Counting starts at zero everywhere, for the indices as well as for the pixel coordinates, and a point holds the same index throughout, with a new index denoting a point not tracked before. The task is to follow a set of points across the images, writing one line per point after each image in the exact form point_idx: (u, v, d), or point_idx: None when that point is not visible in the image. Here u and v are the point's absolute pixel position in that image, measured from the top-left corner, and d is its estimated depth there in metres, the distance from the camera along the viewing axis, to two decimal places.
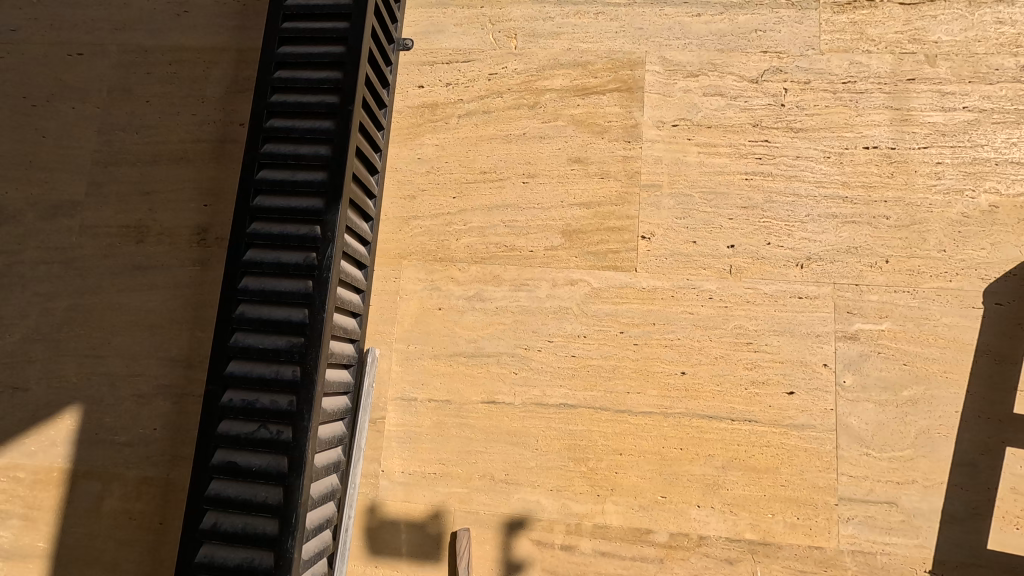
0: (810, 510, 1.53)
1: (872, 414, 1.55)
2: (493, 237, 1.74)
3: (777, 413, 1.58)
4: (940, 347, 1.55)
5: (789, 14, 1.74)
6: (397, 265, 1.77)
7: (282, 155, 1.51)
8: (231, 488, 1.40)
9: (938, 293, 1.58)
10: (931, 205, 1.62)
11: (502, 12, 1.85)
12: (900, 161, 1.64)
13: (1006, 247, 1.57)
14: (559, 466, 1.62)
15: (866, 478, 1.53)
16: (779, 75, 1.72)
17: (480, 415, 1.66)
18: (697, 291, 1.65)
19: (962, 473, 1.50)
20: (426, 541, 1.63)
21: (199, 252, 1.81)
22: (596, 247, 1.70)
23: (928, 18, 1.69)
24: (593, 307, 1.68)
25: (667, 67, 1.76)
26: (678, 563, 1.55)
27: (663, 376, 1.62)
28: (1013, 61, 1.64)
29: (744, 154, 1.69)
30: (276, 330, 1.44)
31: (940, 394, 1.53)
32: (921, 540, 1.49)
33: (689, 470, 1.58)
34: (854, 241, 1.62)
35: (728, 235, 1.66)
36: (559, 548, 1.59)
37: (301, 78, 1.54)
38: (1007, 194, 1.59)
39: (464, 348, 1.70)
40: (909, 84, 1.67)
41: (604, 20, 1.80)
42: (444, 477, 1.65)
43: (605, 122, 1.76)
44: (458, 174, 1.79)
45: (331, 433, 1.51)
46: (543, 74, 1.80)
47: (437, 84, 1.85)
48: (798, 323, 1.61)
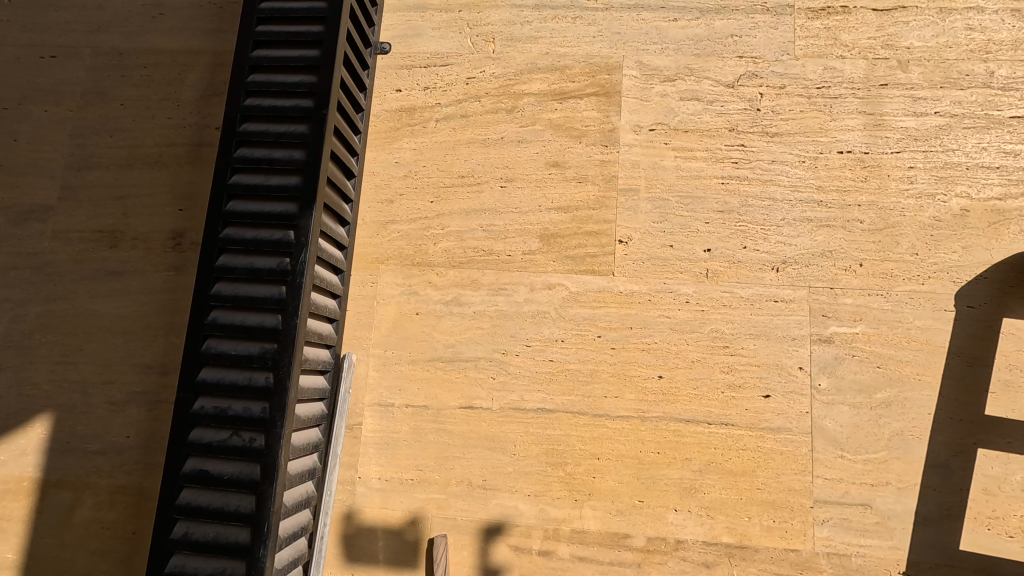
0: (786, 513, 1.54)
1: (847, 416, 1.56)
2: (471, 242, 1.74)
3: (753, 416, 1.58)
4: (913, 350, 1.57)
5: (764, 19, 1.75)
6: (374, 270, 1.76)
7: (256, 160, 1.50)
8: (203, 496, 1.38)
9: (912, 296, 1.59)
10: (903, 208, 1.63)
11: (480, 16, 1.85)
12: (873, 166, 1.66)
13: (977, 250, 1.59)
14: (537, 470, 1.61)
15: (842, 480, 1.53)
16: (754, 80, 1.73)
17: (458, 421, 1.66)
18: (674, 295, 1.65)
19: (935, 475, 1.51)
20: (403, 548, 1.62)
21: (174, 257, 1.79)
22: (574, 251, 1.70)
23: (901, 24, 1.71)
24: (571, 311, 1.67)
25: (644, 71, 1.76)
26: (656, 567, 1.55)
27: (641, 380, 1.62)
28: (984, 67, 1.66)
29: (721, 158, 1.70)
30: (249, 336, 1.42)
31: (913, 396, 1.55)
32: (895, 541, 1.50)
33: (667, 474, 1.58)
34: (829, 245, 1.63)
35: (705, 239, 1.67)
36: (537, 553, 1.59)
37: (275, 82, 1.53)
38: (978, 197, 1.61)
39: (442, 353, 1.69)
40: (882, 89, 1.69)
41: (581, 24, 1.80)
42: (421, 483, 1.64)
43: (582, 126, 1.76)
44: (436, 178, 1.78)
45: (306, 440, 1.50)
46: (521, 78, 1.80)
47: (415, 88, 1.84)
48: (773, 326, 1.61)
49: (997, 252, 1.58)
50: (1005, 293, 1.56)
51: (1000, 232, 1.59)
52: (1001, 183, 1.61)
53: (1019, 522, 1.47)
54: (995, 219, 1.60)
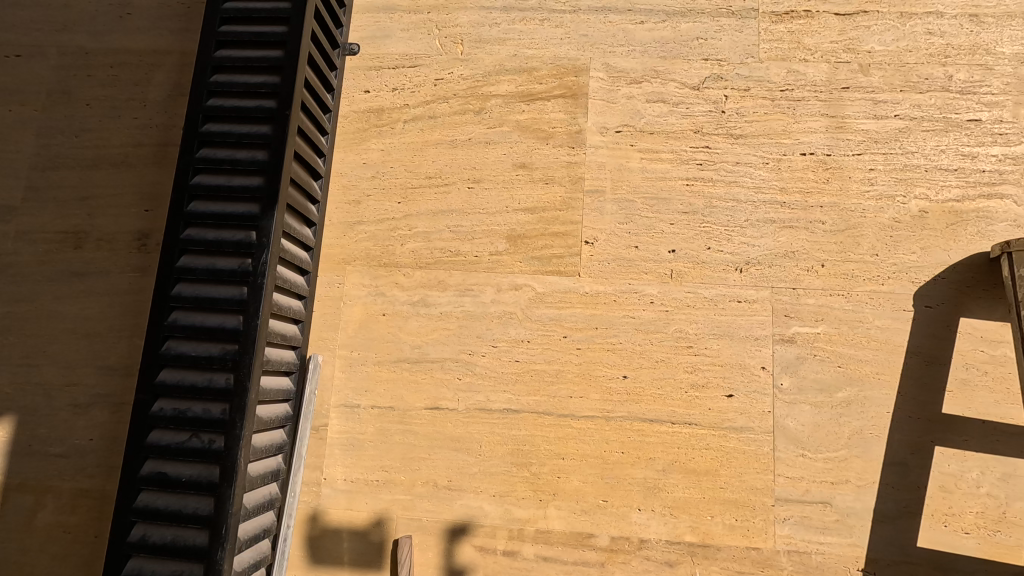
0: (748, 511, 1.55)
1: (808, 415, 1.57)
2: (438, 243, 1.74)
3: (716, 415, 1.59)
4: (872, 349, 1.59)
5: (729, 23, 1.77)
6: (341, 271, 1.76)
7: (218, 160, 1.49)
8: (162, 498, 1.37)
9: (872, 297, 1.61)
10: (864, 210, 1.65)
11: (449, 17, 1.85)
12: (835, 167, 1.68)
13: (936, 251, 1.61)
14: (502, 471, 1.62)
15: (803, 479, 1.55)
16: (719, 82, 1.74)
17: (424, 421, 1.66)
18: (639, 296, 1.66)
19: (893, 473, 1.53)
20: (368, 549, 1.62)
21: (139, 258, 1.77)
22: (540, 252, 1.71)
23: (862, 28, 1.73)
24: (537, 312, 1.68)
25: (611, 73, 1.78)
26: (619, 566, 1.56)
27: (606, 380, 1.63)
28: (943, 71, 1.69)
29: (685, 160, 1.72)
30: (209, 337, 1.41)
31: (873, 395, 1.57)
32: (854, 539, 1.51)
33: (631, 474, 1.59)
34: (791, 246, 1.65)
35: (670, 240, 1.68)
36: (501, 553, 1.59)
37: (238, 83, 1.52)
38: (936, 199, 1.64)
39: (408, 354, 1.70)
40: (844, 92, 1.71)
41: (549, 26, 1.81)
42: (387, 484, 1.64)
43: (549, 128, 1.77)
44: (403, 179, 1.78)
45: (269, 441, 1.49)
46: (489, 79, 1.81)
47: (383, 89, 1.84)
48: (736, 326, 1.63)
49: (954, 253, 1.60)
50: (962, 293, 1.58)
51: (957, 233, 1.61)
52: (959, 185, 1.64)
53: (975, 518, 1.49)
54: (952, 220, 1.62)
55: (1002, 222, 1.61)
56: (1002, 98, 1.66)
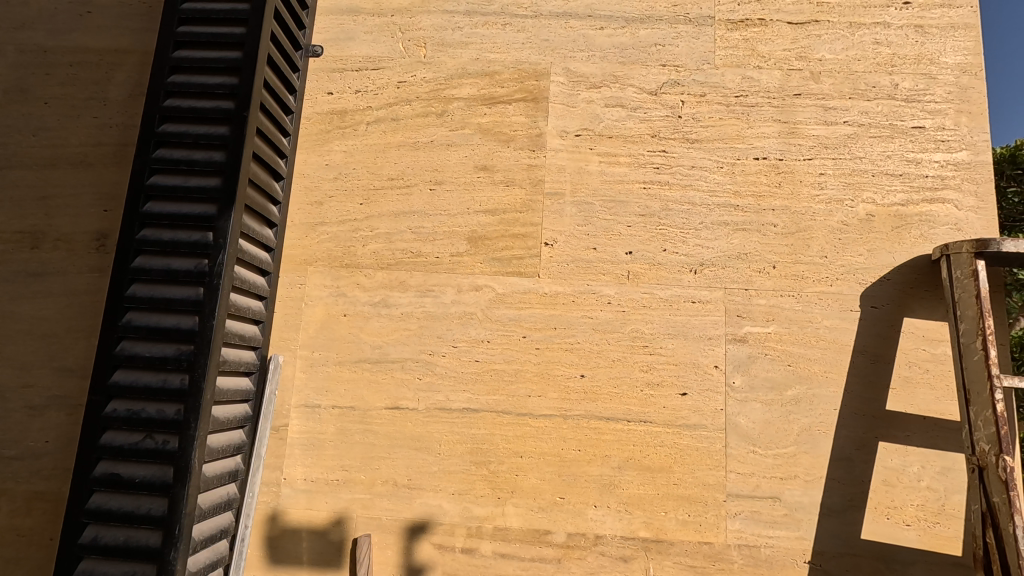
0: (700, 507, 1.59)
1: (759, 413, 1.62)
2: (400, 243, 1.76)
3: (671, 413, 1.63)
4: (820, 348, 1.64)
5: (686, 30, 1.81)
6: (303, 271, 1.77)
7: (175, 161, 1.48)
8: (115, 500, 1.37)
9: (821, 297, 1.66)
10: (814, 213, 1.70)
11: (412, 20, 1.87)
12: (787, 172, 1.72)
13: (882, 253, 1.67)
14: (461, 469, 1.64)
15: (753, 475, 1.59)
16: (676, 88, 1.78)
17: (384, 421, 1.67)
18: (597, 297, 1.69)
19: (840, 468, 1.58)
20: (328, 548, 1.63)
21: (97, 258, 1.76)
22: (500, 254, 1.73)
23: (814, 37, 1.79)
24: (497, 312, 1.70)
25: (571, 78, 1.81)
26: (575, 562, 1.59)
27: (563, 379, 1.66)
28: (889, 80, 1.75)
29: (643, 164, 1.75)
30: (164, 338, 1.41)
31: (821, 393, 1.62)
32: (802, 532, 1.56)
33: (588, 471, 1.62)
34: (744, 248, 1.69)
35: (627, 242, 1.71)
36: (459, 551, 1.61)
37: (196, 83, 1.52)
38: (882, 203, 1.69)
39: (369, 354, 1.71)
40: (796, 99, 1.76)
41: (511, 31, 1.84)
42: (347, 484, 1.65)
43: (510, 131, 1.79)
44: (366, 181, 1.80)
45: (226, 442, 1.48)
46: (451, 82, 1.83)
47: (346, 91, 1.85)
48: (690, 325, 1.67)
49: (899, 255, 1.66)
50: (906, 294, 1.64)
51: (902, 236, 1.67)
52: (904, 189, 1.70)
53: (916, 511, 1.55)
54: (897, 224, 1.68)
55: (944, 226, 1.67)
56: (945, 107, 1.73)
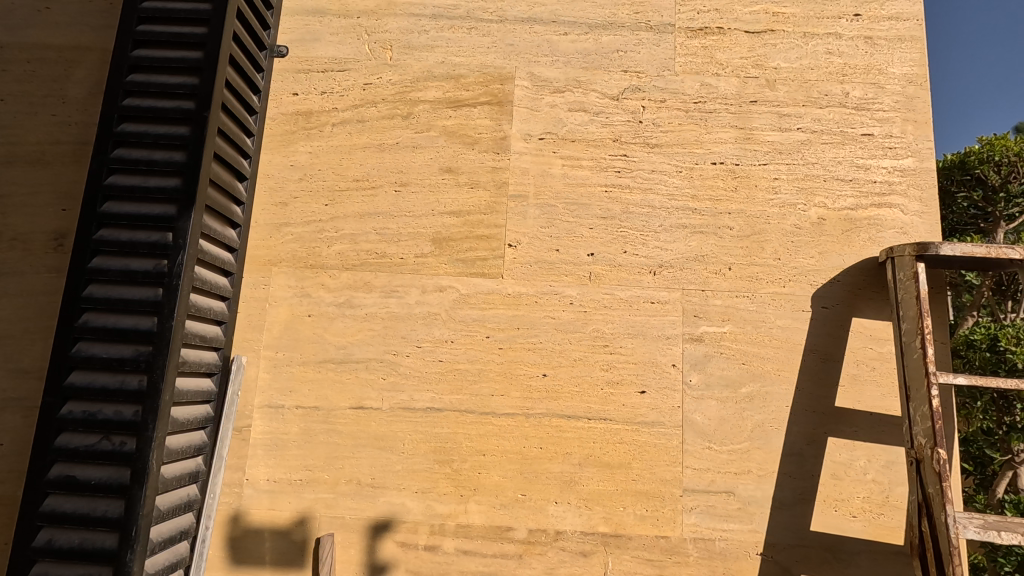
0: (657, 502, 1.63)
1: (714, 410, 1.67)
2: (365, 244, 1.77)
3: (629, 411, 1.67)
4: (773, 347, 1.69)
5: (647, 37, 1.86)
6: (266, 271, 1.77)
7: (134, 161, 1.47)
8: (69, 502, 1.36)
9: (774, 298, 1.71)
10: (769, 217, 1.76)
11: (378, 23, 1.88)
12: (743, 176, 1.78)
13: (832, 256, 1.73)
14: (424, 468, 1.66)
15: (708, 470, 1.64)
16: (637, 93, 1.83)
17: (348, 421, 1.69)
18: (559, 297, 1.73)
19: (791, 463, 1.64)
20: (291, 548, 1.64)
21: (56, 258, 1.74)
22: (464, 255, 1.76)
23: (770, 46, 1.85)
24: (461, 313, 1.73)
25: (536, 82, 1.84)
26: (536, 558, 1.62)
27: (526, 379, 1.69)
28: (840, 88, 1.82)
29: (605, 167, 1.79)
30: (121, 338, 1.39)
31: (773, 391, 1.67)
32: (754, 525, 1.62)
33: (548, 468, 1.65)
34: (701, 250, 1.74)
35: (588, 244, 1.75)
36: (422, 548, 1.63)
37: (155, 83, 1.50)
38: (833, 208, 1.76)
39: (333, 354, 1.72)
40: (752, 106, 1.82)
41: (476, 35, 1.86)
42: (310, 484, 1.66)
43: (475, 134, 1.82)
44: (331, 182, 1.81)
45: (186, 443, 1.48)
46: (417, 85, 1.85)
47: (311, 92, 1.86)
48: (649, 325, 1.71)
49: (848, 257, 1.72)
50: (855, 295, 1.71)
51: (851, 239, 1.74)
52: (854, 194, 1.76)
53: (862, 503, 1.61)
54: (847, 227, 1.74)
55: (890, 230, 1.74)
56: (892, 115, 1.80)
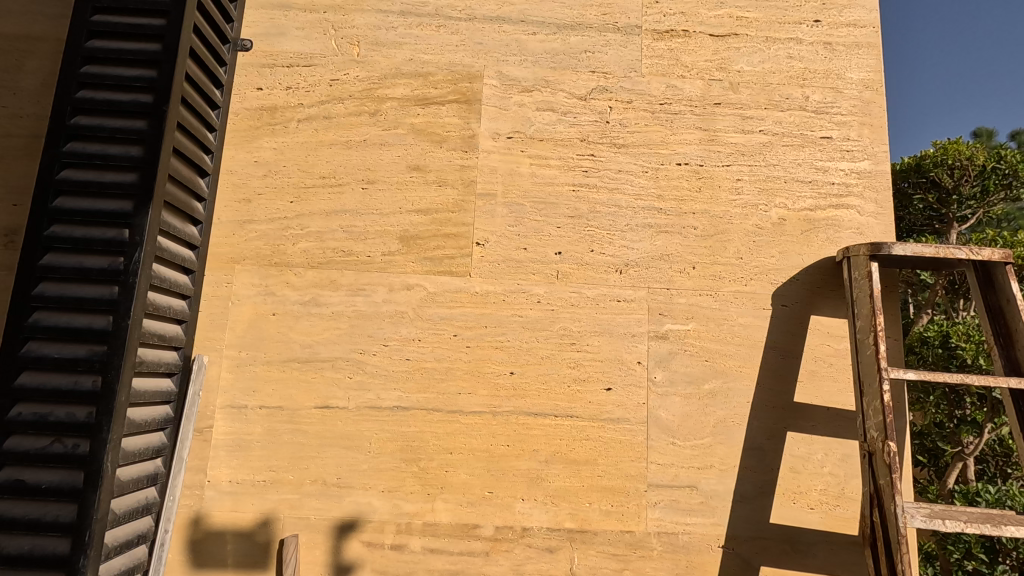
0: (622, 497, 1.66)
1: (678, 406, 1.70)
2: (331, 242, 1.75)
3: (596, 408, 1.69)
4: (735, 345, 1.73)
5: (615, 38, 1.88)
6: (229, 270, 1.74)
7: (88, 155, 1.43)
8: (18, 508, 1.31)
9: (736, 296, 1.75)
10: (731, 217, 1.79)
11: (346, 18, 1.86)
12: (707, 177, 1.81)
13: (792, 255, 1.77)
14: (391, 467, 1.65)
15: (672, 465, 1.67)
16: (604, 94, 1.85)
17: (313, 421, 1.67)
18: (526, 295, 1.74)
19: (752, 457, 1.68)
20: (254, 550, 1.61)
21: (7, 255, 1.69)
22: (432, 253, 1.75)
23: (734, 49, 1.89)
24: (428, 311, 1.73)
25: (504, 81, 1.84)
26: (503, 554, 1.63)
27: (493, 376, 1.70)
28: (801, 92, 1.87)
29: (572, 167, 1.81)
30: (75, 338, 1.35)
31: (735, 387, 1.71)
32: (716, 518, 1.65)
33: (515, 466, 1.66)
34: (666, 249, 1.77)
35: (556, 243, 1.77)
36: (388, 548, 1.62)
37: (111, 75, 1.46)
38: (793, 208, 1.80)
39: (299, 353, 1.70)
40: (716, 108, 1.85)
41: (445, 33, 1.86)
42: (274, 485, 1.64)
43: (443, 132, 1.82)
44: (296, 178, 1.78)
45: (144, 445, 1.44)
46: (385, 82, 1.83)
47: (276, 87, 1.83)
48: (615, 323, 1.73)
49: (808, 257, 1.77)
50: (814, 293, 1.76)
51: (810, 239, 1.78)
52: (813, 195, 1.81)
53: (819, 495, 1.66)
54: (807, 227, 1.79)
55: (847, 230, 1.79)
56: (849, 119, 1.86)
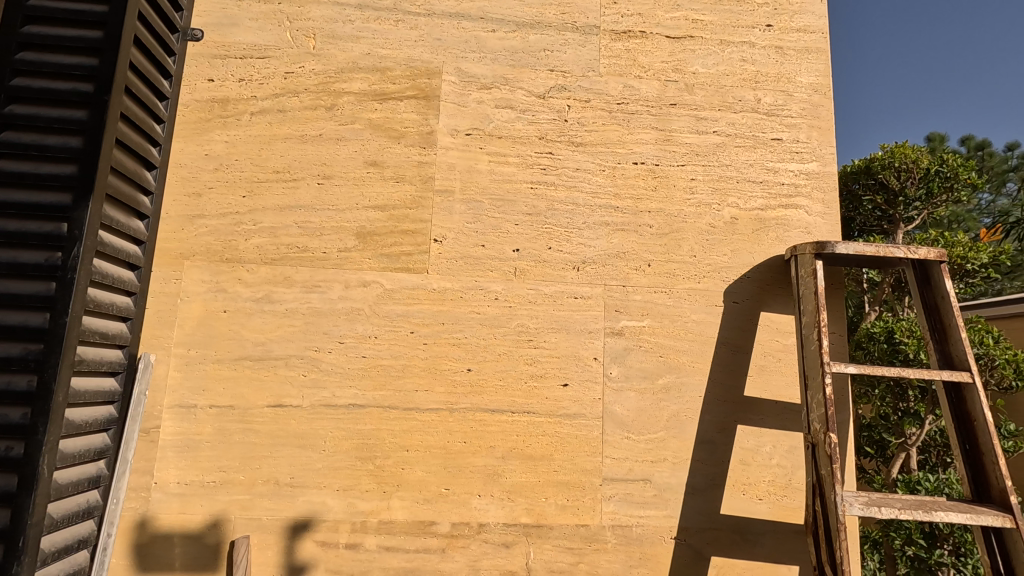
0: (578, 492, 1.68)
1: (633, 401, 1.73)
2: (285, 238, 1.72)
3: (553, 404, 1.71)
4: (688, 341, 1.77)
5: (573, 37, 1.89)
6: (178, 266, 1.69)
7: (23, 145, 1.36)
8: None
9: (689, 293, 1.79)
10: (685, 215, 1.83)
11: (301, 10, 1.83)
12: (662, 176, 1.85)
13: (743, 253, 1.82)
14: (346, 465, 1.64)
15: (626, 459, 1.70)
16: (562, 92, 1.86)
17: (266, 420, 1.64)
18: (484, 292, 1.74)
19: (703, 450, 1.72)
20: (203, 553, 1.58)
21: None
22: (389, 249, 1.74)
23: (689, 51, 1.92)
24: (384, 308, 1.71)
25: (462, 78, 1.84)
26: (459, 551, 1.64)
27: (450, 373, 1.69)
28: (753, 95, 1.92)
29: (530, 165, 1.82)
30: (6, 336, 1.27)
31: (688, 382, 1.75)
32: (669, 510, 1.69)
33: (472, 462, 1.66)
34: (622, 247, 1.80)
35: (514, 240, 1.77)
36: (343, 547, 1.61)
37: (48, 63, 1.39)
38: (744, 208, 1.85)
39: (251, 352, 1.67)
40: (671, 108, 1.89)
41: (403, 28, 1.85)
42: (224, 485, 1.61)
43: (401, 128, 1.80)
44: (249, 173, 1.75)
45: (85, 446, 1.39)
46: (341, 76, 1.81)
47: (228, 79, 1.78)
48: (572, 320, 1.75)
49: (758, 255, 1.82)
50: (763, 290, 1.81)
51: (761, 238, 1.83)
52: (764, 196, 1.86)
53: (767, 486, 1.72)
54: (757, 226, 1.84)
55: (796, 229, 1.85)
56: (799, 122, 1.92)
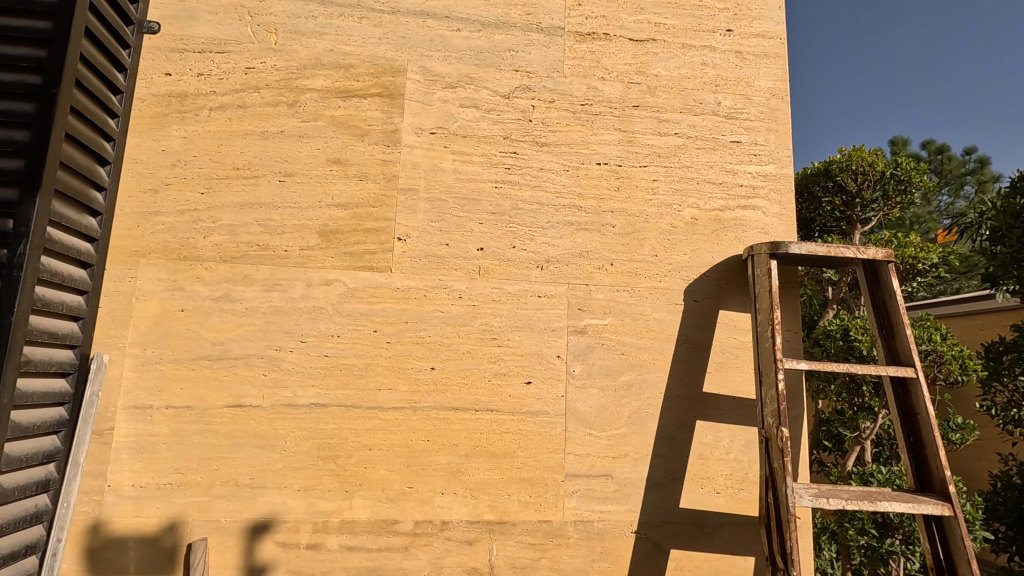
0: (540, 488, 1.70)
1: (595, 398, 1.76)
2: (245, 236, 1.70)
3: (516, 402, 1.72)
4: (649, 338, 1.80)
5: (538, 38, 1.91)
6: (133, 264, 1.65)
7: None
8: None
9: (651, 291, 1.83)
10: (647, 216, 1.87)
11: (263, 5, 1.81)
12: (625, 177, 1.88)
13: (702, 253, 1.86)
14: (307, 465, 1.63)
15: (588, 455, 1.73)
16: (527, 92, 1.88)
17: (224, 420, 1.62)
18: (447, 291, 1.74)
19: (663, 445, 1.76)
20: (159, 556, 1.55)
21: None
22: (352, 248, 1.73)
23: (652, 54, 1.96)
24: (347, 307, 1.70)
25: (427, 77, 1.84)
26: (422, 549, 1.64)
27: (414, 372, 1.70)
28: (713, 98, 1.96)
29: (495, 164, 1.83)
30: None
31: (649, 379, 1.78)
32: (629, 505, 1.72)
33: (435, 460, 1.67)
34: (585, 246, 1.82)
35: (478, 239, 1.78)
36: (304, 548, 1.60)
37: None
38: (704, 208, 1.89)
39: (209, 351, 1.64)
40: (634, 110, 1.92)
41: (367, 25, 1.84)
42: (181, 487, 1.58)
43: (365, 126, 1.79)
44: (208, 169, 1.72)
45: (33, 449, 1.35)
46: (304, 72, 1.79)
47: (186, 73, 1.75)
48: (535, 318, 1.77)
49: (717, 255, 1.87)
50: (722, 289, 1.85)
51: (720, 238, 1.88)
52: (723, 197, 1.91)
53: (724, 479, 1.76)
54: (716, 226, 1.89)
55: (753, 229, 1.90)
56: (757, 125, 1.97)
